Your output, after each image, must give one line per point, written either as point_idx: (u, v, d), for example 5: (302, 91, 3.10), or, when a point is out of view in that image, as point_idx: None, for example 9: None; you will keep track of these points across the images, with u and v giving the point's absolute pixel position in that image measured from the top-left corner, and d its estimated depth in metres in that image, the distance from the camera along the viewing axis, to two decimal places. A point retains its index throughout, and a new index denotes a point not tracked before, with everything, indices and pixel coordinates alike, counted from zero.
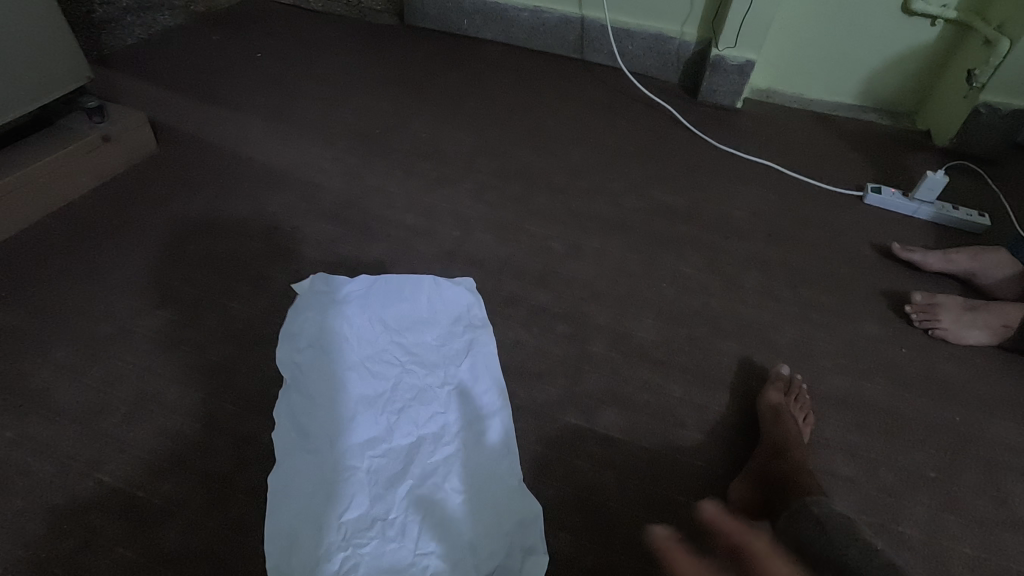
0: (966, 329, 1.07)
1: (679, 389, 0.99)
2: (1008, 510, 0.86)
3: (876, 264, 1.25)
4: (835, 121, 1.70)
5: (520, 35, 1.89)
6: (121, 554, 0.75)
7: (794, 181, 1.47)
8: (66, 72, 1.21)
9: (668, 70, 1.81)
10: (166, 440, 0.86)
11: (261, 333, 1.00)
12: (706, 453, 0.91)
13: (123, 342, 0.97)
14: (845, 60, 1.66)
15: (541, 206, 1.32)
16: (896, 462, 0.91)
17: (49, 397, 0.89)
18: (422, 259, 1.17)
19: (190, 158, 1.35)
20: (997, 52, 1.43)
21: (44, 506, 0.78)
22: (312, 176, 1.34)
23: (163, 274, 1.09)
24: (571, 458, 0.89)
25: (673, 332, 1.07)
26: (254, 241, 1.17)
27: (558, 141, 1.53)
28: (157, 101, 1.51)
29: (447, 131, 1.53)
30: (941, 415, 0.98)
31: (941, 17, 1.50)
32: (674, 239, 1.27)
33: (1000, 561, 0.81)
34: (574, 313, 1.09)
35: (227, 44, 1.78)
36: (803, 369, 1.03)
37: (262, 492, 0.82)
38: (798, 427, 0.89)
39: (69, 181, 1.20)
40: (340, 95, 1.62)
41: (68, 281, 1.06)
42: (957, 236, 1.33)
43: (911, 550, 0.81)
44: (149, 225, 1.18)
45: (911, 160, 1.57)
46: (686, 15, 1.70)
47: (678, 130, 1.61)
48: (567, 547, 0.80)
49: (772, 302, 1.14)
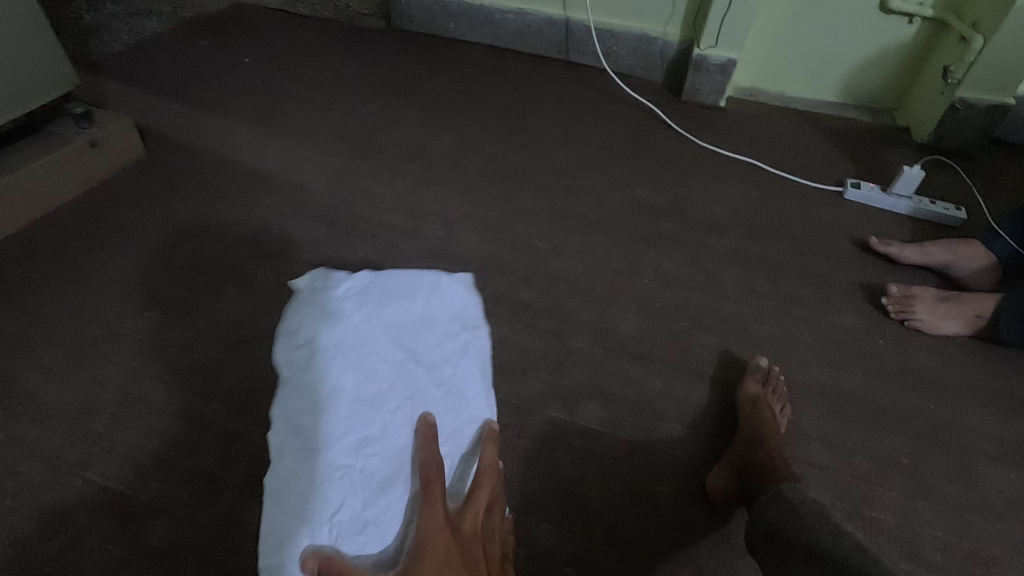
0: (941, 319, 1.09)
1: (660, 382, 1.00)
2: (978, 493, 0.88)
3: (855, 257, 1.27)
4: (817, 118, 1.72)
5: (506, 38, 1.91)
6: (110, 550, 0.76)
7: (776, 177, 1.49)
8: (52, 79, 1.23)
9: (652, 70, 1.83)
10: (154, 439, 0.87)
11: (247, 334, 1.02)
12: (686, 444, 0.93)
13: (111, 345, 0.99)
14: (826, 58, 1.69)
15: (525, 207, 1.34)
16: (871, 450, 0.93)
17: (38, 399, 0.90)
18: (408, 258, 1.18)
19: (176, 164, 1.36)
20: (971, 48, 1.44)
21: (34, 506, 0.79)
22: (300, 179, 1.35)
23: (151, 277, 1.10)
24: (553, 451, 0.90)
25: (655, 327, 1.09)
26: (242, 245, 1.18)
27: (542, 140, 1.55)
28: (145, 106, 1.52)
29: (432, 132, 1.54)
30: (916, 403, 1.00)
31: (918, 15, 1.53)
32: (657, 237, 1.29)
33: (971, 544, 0.83)
34: (557, 309, 1.11)
35: (214, 49, 1.79)
36: (782, 361, 1.05)
37: (249, 488, 0.83)
38: (775, 417, 0.91)
39: (56, 186, 1.21)
40: (327, 98, 1.63)
41: (56, 285, 1.07)
42: (934, 229, 1.36)
43: (884, 534, 0.83)
44: (137, 229, 1.20)
45: (891, 155, 1.60)
46: (668, 16, 1.73)
47: (662, 129, 1.63)
48: (548, 537, 0.81)
49: (752, 296, 1.16)
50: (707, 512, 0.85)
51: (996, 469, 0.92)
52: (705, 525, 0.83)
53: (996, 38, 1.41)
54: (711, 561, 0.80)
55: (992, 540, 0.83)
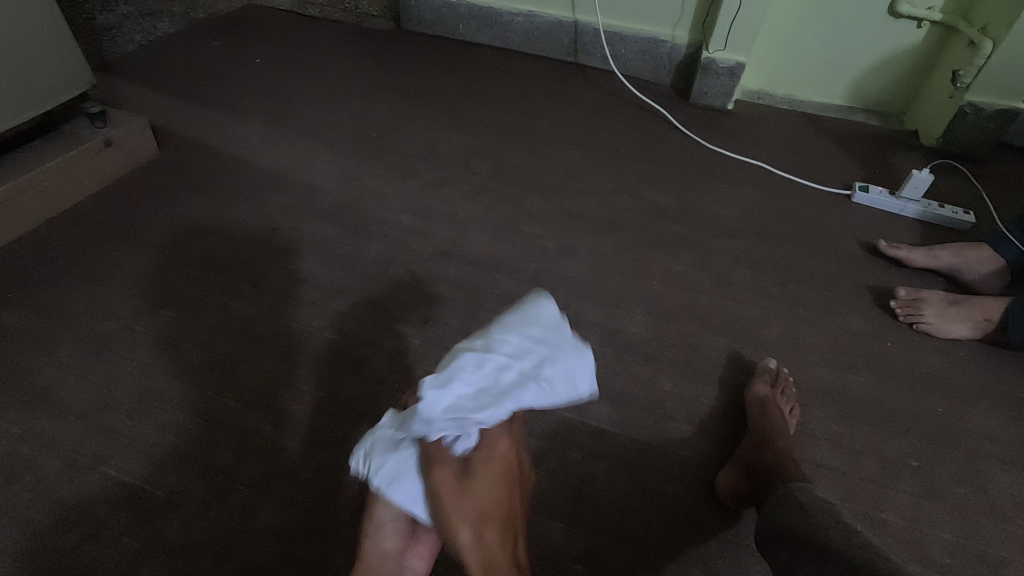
0: (949, 322, 1.09)
1: (668, 383, 1.01)
2: (986, 496, 0.89)
3: (863, 260, 1.28)
4: (825, 121, 1.73)
5: (515, 40, 1.93)
6: (127, 543, 0.77)
7: (784, 180, 1.49)
8: (68, 79, 1.24)
9: (660, 73, 1.83)
10: (169, 434, 0.88)
11: (260, 331, 1.03)
12: (694, 444, 0.93)
13: (125, 342, 1.00)
14: (834, 61, 1.69)
15: (534, 208, 1.35)
16: (880, 452, 0.93)
17: (53, 395, 0.91)
18: (418, 258, 1.19)
19: (189, 162, 1.38)
20: (980, 53, 1.44)
21: (50, 501, 0.80)
22: (311, 179, 1.36)
23: (166, 274, 1.11)
24: (563, 450, 0.91)
25: (663, 328, 1.10)
26: (255, 243, 1.19)
27: (550, 142, 1.56)
28: (157, 105, 1.54)
29: (441, 133, 1.55)
30: (925, 406, 1.00)
31: (927, 19, 1.53)
32: (666, 239, 1.29)
33: (979, 546, 0.83)
34: (566, 310, 1.12)
35: (225, 49, 1.81)
36: (790, 363, 1.05)
37: (263, 483, 0.84)
38: (783, 417, 0.91)
39: (72, 184, 1.23)
40: (337, 99, 1.64)
41: (72, 282, 1.08)
42: (943, 233, 1.36)
43: (892, 536, 0.83)
44: (150, 228, 1.21)
45: (898, 159, 1.60)
46: (677, 19, 1.74)
47: (669, 132, 1.64)
48: (559, 534, 0.82)
49: (760, 298, 1.17)
50: (716, 511, 0.85)
51: (1005, 472, 0.92)
52: (714, 524, 0.84)
53: (1006, 42, 1.41)
54: (720, 560, 0.81)
55: (1001, 543, 0.83)
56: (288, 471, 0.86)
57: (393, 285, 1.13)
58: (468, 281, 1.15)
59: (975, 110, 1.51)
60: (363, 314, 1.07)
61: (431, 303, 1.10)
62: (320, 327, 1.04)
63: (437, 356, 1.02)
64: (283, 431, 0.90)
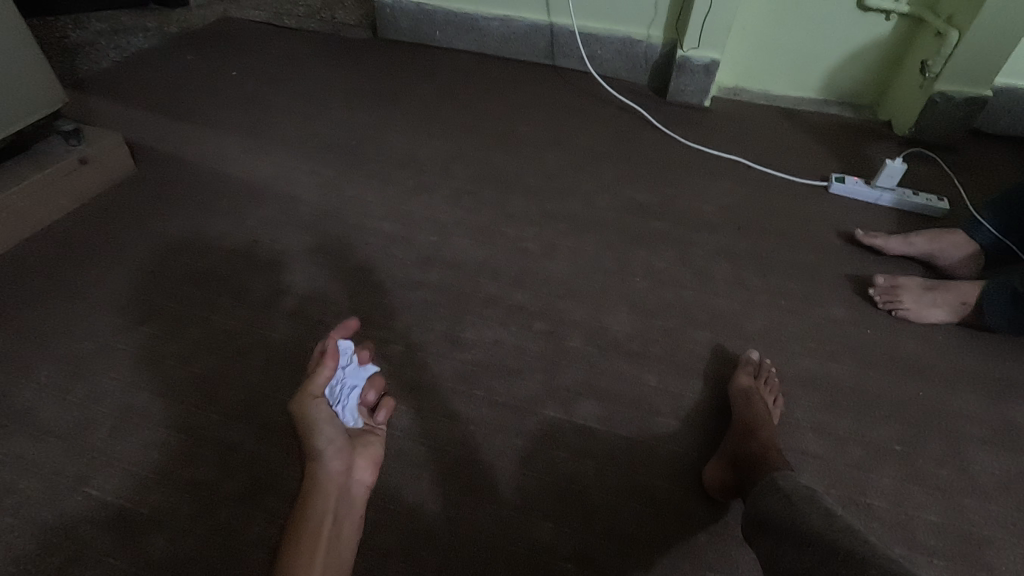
0: (926, 308, 1.10)
1: (653, 378, 1.02)
2: (969, 476, 0.90)
3: (842, 249, 1.29)
4: (800, 114, 1.75)
5: (491, 44, 1.94)
6: (113, 563, 0.76)
7: (761, 173, 1.51)
8: (42, 95, 1.23)
9: (637, 73, 1.85)
10: (153, 452, 0.87)
11: (243, 343, 1.02)
12: (680, 437, 0.94)
13: (105, 358, 0.99)
14: (807, 56, 1.72)
15: (514, 209, 1.35)
16: (860, 437, 0.94)
17: (30, 418, 0.90)
18: (400, 264, 1.19)
19: (166, 176, 1.37)
20: (947, 42, 1.47)
21: (28, 526, 0.79)
22: (290, 189, 1.36)
23: (146, 291, 1.11)
24: (553, 451, 0.91)
25: (646, 324, 1.11)
26: (234, 255, 1.19)
27: (529, 144, 1.57)
28: (131, 121, 1.53)
29: (420, 139, 1.56)
30: (906, 391, 1.01)
31: (894, 11, 1.56)
32: (646, 235, 1.30)
33: (963, 526, 0.84)
34: (550, 310, 1.12)
35: (201, 62, 1.80)
36: (771, 353, 1.07)
37: (249, 495, 0.84)
38: (767, 408, 0.92)
39: (49, 204, 1.22)
40: (314, 108, 1.64)
41: (49, 303, 1.07)
42: (920, 220, 1.38)
43: (879, 520, 0.84)
44: (128, 243, 1.20)
45: (874, 149, 1.62)
46: (651, 19, 1.75)
47: (648, 130, 1.65)
48: (549, 533, 0.82)
49: (742, 291, 1.18)
50: (705, 504, 0.86)
51: (986, 452, 0.93)
52: (703, 517, 0.84)
53: (971, 32, 1.44)
54: (710, 552, 0.81)
55: (985, 522, 0.85)
56: (273, 482, 0.85)
57: (377, 292, 1.13)
58: (452, 286, 1.15)
59: (946, 99, 1.53)
60: (346, 322, 1.07)
61: (415, 309, 1.10)
62: (304, 337, 1.04)
63: (423, 362, 1.02)
64: (269, 445, 0.89)
